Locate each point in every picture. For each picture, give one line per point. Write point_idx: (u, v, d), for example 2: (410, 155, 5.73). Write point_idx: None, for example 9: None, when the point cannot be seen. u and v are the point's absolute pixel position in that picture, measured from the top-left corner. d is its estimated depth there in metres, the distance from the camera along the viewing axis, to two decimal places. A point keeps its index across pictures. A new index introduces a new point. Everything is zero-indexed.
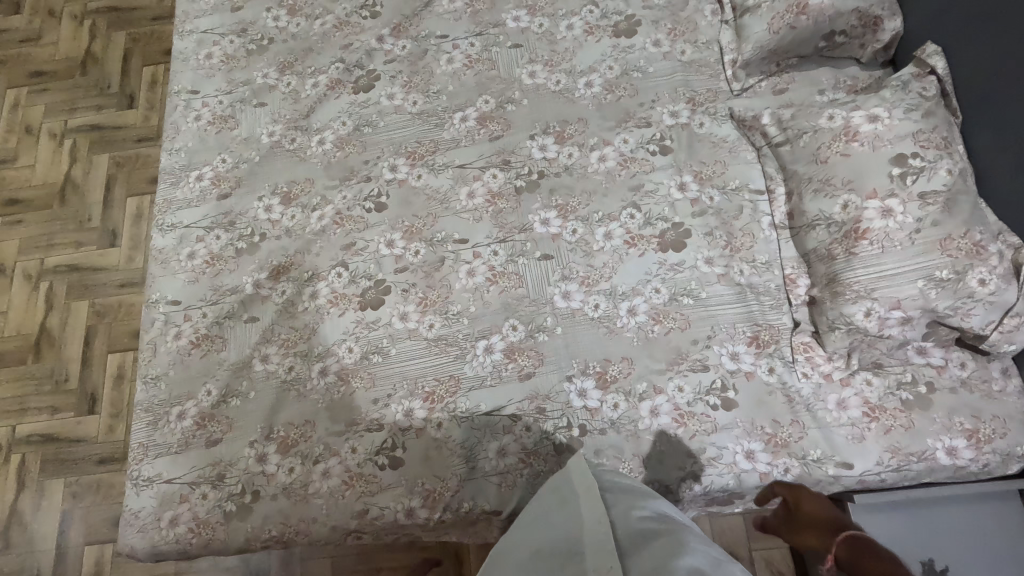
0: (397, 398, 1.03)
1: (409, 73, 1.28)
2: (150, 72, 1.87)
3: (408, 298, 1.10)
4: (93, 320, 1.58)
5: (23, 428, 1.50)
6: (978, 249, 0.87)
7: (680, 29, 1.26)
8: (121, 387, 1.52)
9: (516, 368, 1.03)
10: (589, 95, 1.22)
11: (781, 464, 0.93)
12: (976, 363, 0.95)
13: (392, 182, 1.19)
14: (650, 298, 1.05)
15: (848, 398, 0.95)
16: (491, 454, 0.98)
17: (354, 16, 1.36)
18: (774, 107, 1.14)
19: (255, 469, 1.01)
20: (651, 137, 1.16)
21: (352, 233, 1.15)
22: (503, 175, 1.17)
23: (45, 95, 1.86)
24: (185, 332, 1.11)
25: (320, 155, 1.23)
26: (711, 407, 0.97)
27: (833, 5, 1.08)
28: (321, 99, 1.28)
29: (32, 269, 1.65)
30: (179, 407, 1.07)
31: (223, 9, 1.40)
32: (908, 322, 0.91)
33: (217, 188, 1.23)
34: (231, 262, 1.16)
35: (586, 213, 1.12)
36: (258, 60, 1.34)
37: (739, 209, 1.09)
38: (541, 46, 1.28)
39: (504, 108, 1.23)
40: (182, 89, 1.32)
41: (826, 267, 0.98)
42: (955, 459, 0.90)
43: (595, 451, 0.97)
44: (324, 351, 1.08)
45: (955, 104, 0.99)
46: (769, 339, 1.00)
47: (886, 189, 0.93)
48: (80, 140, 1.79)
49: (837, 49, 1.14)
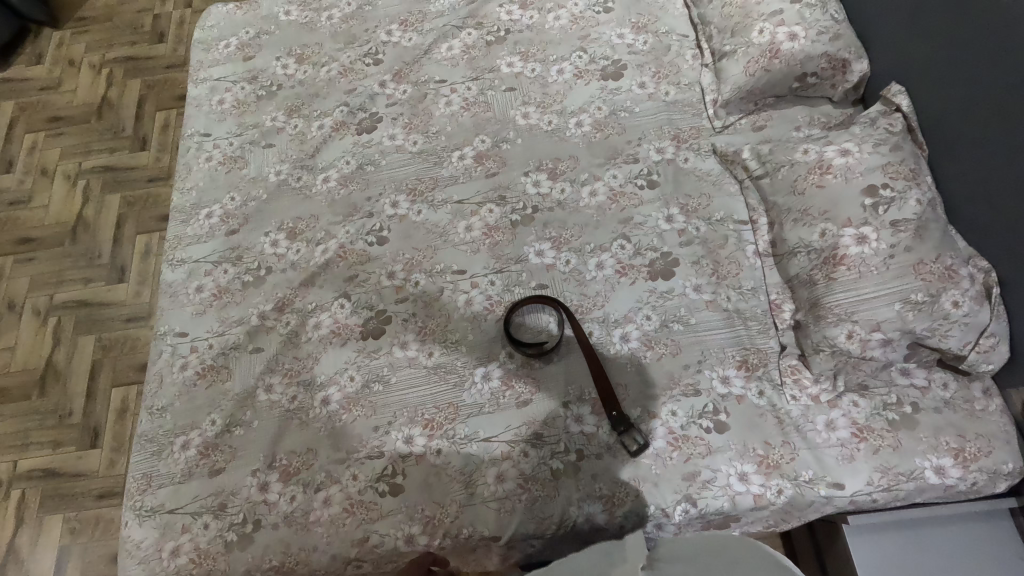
0: (397, 426, 1.06)
1: (409, 115, 1.36)
2: (163, 116, 1.97)
3: (407, 328, 1.13)
4: (99, 354, 1.61)
5: (24, 463, 1.50)
6: (950, 273, 0.92)
7: (664, 72, 1.35)
8: (123, 421, 1.53)
9: (513, 395, 1.06)
10: (579, 134, 1.29)
11: (774, 486, 0.95)
12: (957, 383, 0.98)
13: (393, 217, 1.25)
14: (642, 325, 1.09)
15: (836, 419, 0.98)
16: (489, 479, 1.00)
17: (358, 63, 1.45)
18: (754, 143, 1.21)
19: (256, 498, 1.03)
20: (639, 173, 1.23)
21: (354, 266, 1.20)
22: (499, 210, 1.23)
23: (61, 139, 1.95)
24: (192, 363, 1.14)
25: (325, 192, 1.30)
26: (705, 430, 0.99)
27: (804, 50, 1.18)
28: (326, 140, 1.36)
29: (42, 305, 1.69)
30: (183, 437, 1.09)
31: (235, 59, 1.49)
32: (888, 344, 0.95)
33: (226, 225, 1.28)
34: (238, 294, 1.20)
35: (578, 245, 1.17)
36: (267, 104, 1.42)
37: (724, 239, 1.15)
38: (534, 89, 1.36)
39: (500, 147, 1.30)
40: (194, 132, 1.40)
41: (808, 291, 1.03)
42: (944, 477, 0.92)
43: (591, 475, 0.99)
44: (326, 381, 1.11)
45: (920, 138, 1.06)
46: (758, 362, 1.04)
47: (859, 218, 0.99)
48: (93, 181, 1.86)
49: (810, 89, 1.23)
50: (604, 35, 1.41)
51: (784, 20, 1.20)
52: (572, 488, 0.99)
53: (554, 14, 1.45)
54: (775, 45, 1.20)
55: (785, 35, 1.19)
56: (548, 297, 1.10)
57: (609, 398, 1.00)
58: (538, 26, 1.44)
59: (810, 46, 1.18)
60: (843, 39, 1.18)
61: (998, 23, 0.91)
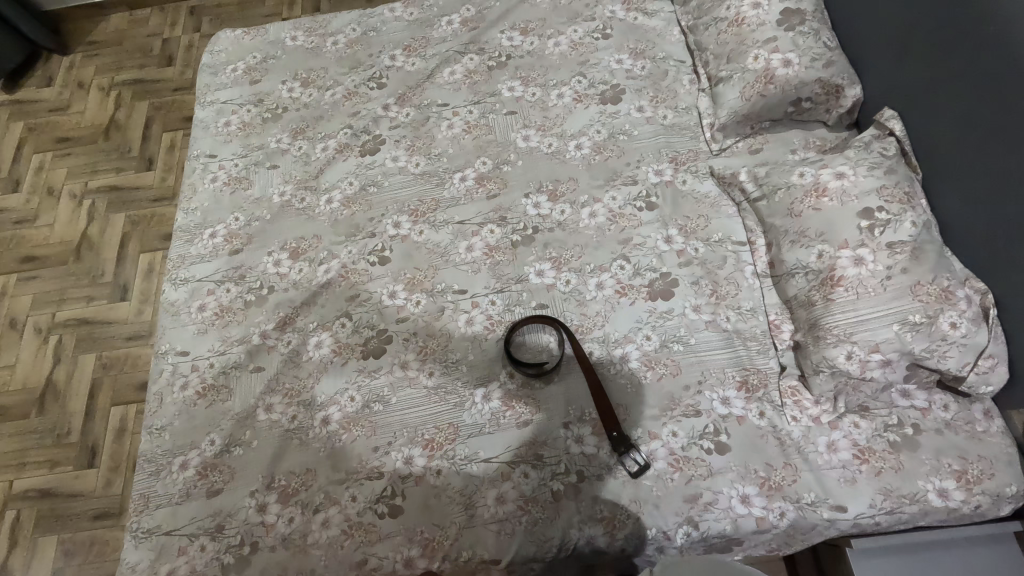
0: (397, 446, 1.05)
1: (411, 138, 1.39)
2: (169, 137, 2.00)
3: (408, 347, 1.14)
4: (99, 372, 1.61)
5: (20, 483, 1.49)
6: (947, 294, 0.93)
7: (661, 96, 1.38)
8: (122, 440, 1.53)
9: (514, 416, 1.06)
10: (579, 157, 1.31)
11: (776, 508, 0.94)
12: (957, 405, 0.98)
13: (395, 237, 1.26)
14: (642, 345, 1.09)
15: (837, 440, 0.98)
16: (489, 501, 0.99)
17: (362, 87, 1.48)
18: (751, 165, 1.23)
19: (254, 520, 1.02)
20: (638, 194, 1.25)
21: (356, 285, 1.21)
22: (500, 230, 1.24)
23: (68, 159, 1.98)
24: (192, 383, 1.15)
25: (328, 213, 1.31)
26: (706, 451, 0.99)
27: (798, 76, 1.21)
28: (330, 161, 1.38)
29: (44, 323, 1.69)
30: (182, 457, 1.08)
31: (242, 82, 1.52)
32: (887, 365, 0.95)
33: (229, 244, 1.29)
34: (240, 313, 1.21)
35: (578, 265, 1.18)
36: (272, 126, 1.45)
37: (722, 259, 1.16)
38: (534, 113, 1.39)
39: (501, 169, 1.32)
40: (201, 153, 1.42)
41: (807, 312, 1.03)
42: (947, 500, 0.92)
43: (592, 497, 0.99)
44: (326, 401, 1.11)
45: (914, 162, 1.08)
46: (758, 383, 1.04)
47: (856, 240, 1.00)
48: (99, 201, 1.88)
49: (805, 113, 1.25)
50: (603, 61, 1.44)
51: (778, 47, 1.24)
52: (572, 510, 0.98)
53: (554, 40, 1.49)
54: (770, 71, 1.23)
55: (779, 61, 1.22)
56: (549, 317, 1.11)
57: (610, 419, 1.01)
58: (539, 52, 1.48)
59: (804, 72, 1.21)
60: (836, 65, 1.21)
61: (997, 54, 0.93)
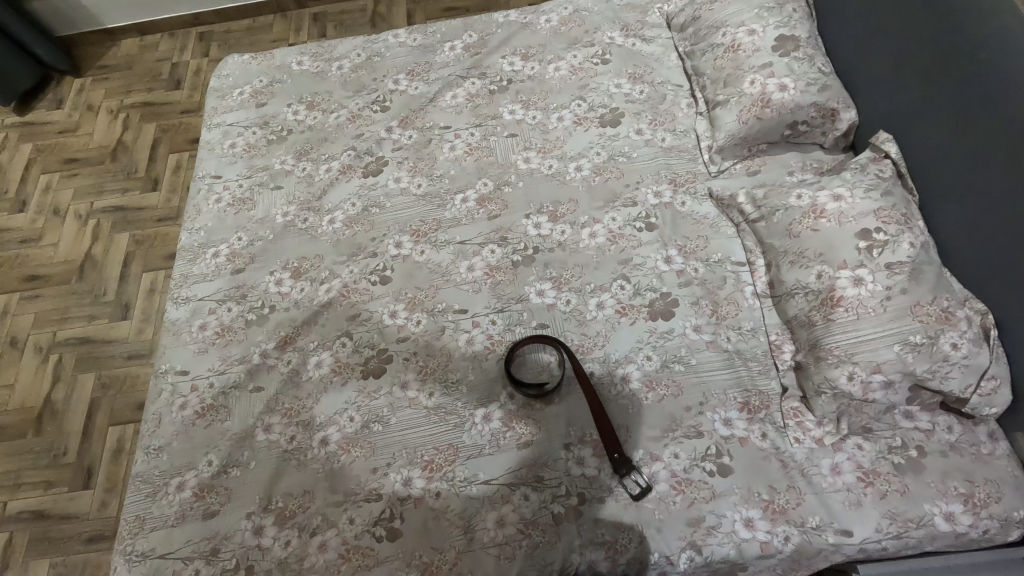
0: (396, 467, 1.04)
1: (414, 159, 1.41)
2: (175, 158, 2.03)
3: (408, 367, 1.14)
4: (98, 392, 1.60)
5: (14, 504, 1.47)
6: (947, 315, 0.93)
7: (660, 119, 1.40)
8: (118, 461, 1.51)
9: (514, 437, 1.05)
10: (579, 178, 1.33)
11: (780, 532, 0.92)
12: (962, 426, 0.97)
13: (397, 257, 1.27)
14: (643, 365, 1.09)
15: (840, 462, 0.97)
16: (489, 524, 0.98)
17: (366, 110, 1.51)
18: (749, 187, 1.24)
19: (250, 543, 1.00)
20: (637, 215, 1.26)
21: (357, 305, 1.22)
22: (501, 250, 1.25)
23: (75, 179, 2.00)
24: (191, 403, 1.14)
25: (330, 232, 1.32)
26: (708, 473, 0.98)
27: (794, 100, 1.23)
28: (333, 183, 1.40)
29: (45, 342, 1.69)
30: (179, 478, 1.07)
31: (248, 105, 1.55)
32: (890, 386, 0.95)
33: (232, 263, 1.30)
34: (241, 332, 1.21)
35: (578, 285, 1.19)
36: (277, 148, 1.47)
37: (722, 280, 1.16)
38: (535, 135, 1.41)
39: (502, 190, 1.34)
40: (206, 174, 1.44)
41: (807, 332, 1.04)
42: (954, 525, 0.90)
43: (594, 521, 0.97)
44: (325, 421, 1.10)
45: (910, 184, 1.09)
46: (759, 404, 1.03)
47: (855, 260, 1.01)
48: (103, 220, 1.90)
49: (801, 136, 1.28)
50: (602, 85, 1.47)
51: (774, 72, 1.26)
52: (574, 533, 0.96)
53: (554, 65, 1.52)
54: (766, 95, 1.25)
55: (775, 85, 1.25)
56: (549, 336, 1.11)
57: (611, 440, 1.00)
58: (539, 76, 1.51)
59: (800, 96, 1.23)
60: (831, 90, 1.23)
61: (993, 80, 0.94)
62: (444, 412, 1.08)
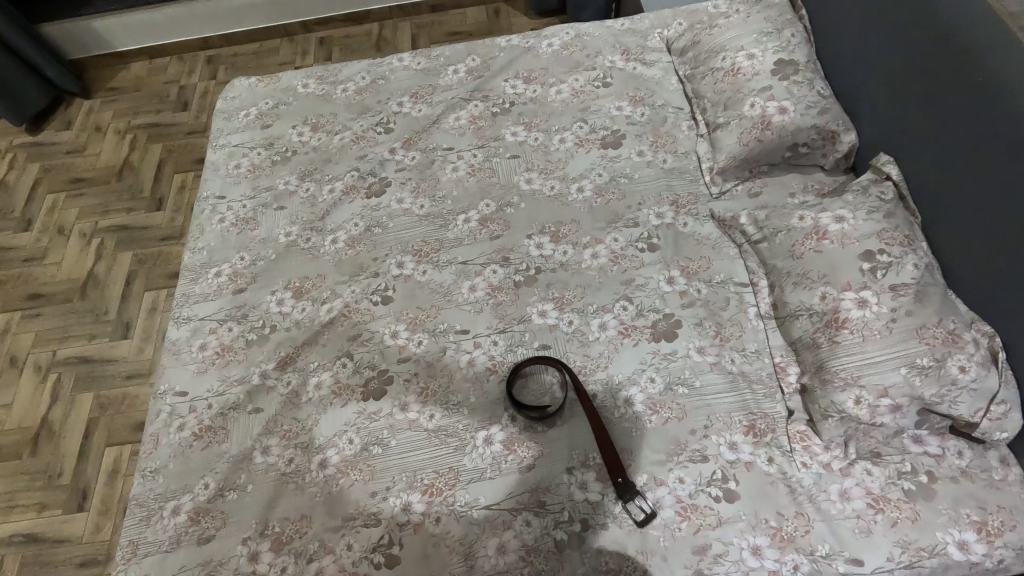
0: (395, 491, 1.02)
1: (417, 180, 1.42)
2: (180, 178, 2.05)
3: (409, 389, 1.12)
4: (95, 413, 1.59)
5: (6, 528, 1.44)
6: (954, 337, 0.92)
7: (661, 141, 1.41)
8: (114, 483, 1.49)
9: (515, 460, 1.03)
10: (581, 199, 1.34)
11: (790, 561, 0.90)
12: (972, 451, 0.95)
13: (398, 277, 1.27)
14: (646, 388, 1.07)
15: (850, 488, 0.95)
16: (490, 551, 0.96)
17: (370, 131, 1.53)
18: (750, 209, 1.25)
19: (245, 569, 0.98)
20: (639, 236, 1.26)
21: (358, 325, 1.21)
22: (502, 271, 1.25)
23: (80, 199, 2.02)
24: (188, 424, 1.12)
25: (333, 252, 1.33)
26: (714, 498, 0.96)
27: (794, 122, 1.24)
28: (336, 203, 1.40)
29: (44, 361, 1.69)
30: (174, 501, 1.05)
31: (254, 126, 1.57)
32: (897, 410, 0.94)
33: (234, 283, 1.30)
34: (241, 352, 1.20)
35: (581, 305, 1.18)
36: (281, 169, 1.48)
37: (725, 301, 1.16)
38: (537, 156, 1.42)
39: (504, 211, 1.34)
40: (210, 194, 1.45)
41: (812, 354, 1.03)
42: (969, 554, 0.87)
43: (597, 548, 0.95)
44: (324, 443, 1.08)
45: (912, 207, 1.09)
46: (766, 428, 1.02)
47: (858, 282, 1.00)
48: (107, 240, 1.91)
49: (802, 158, 1.28)
50: (604, 108, 1.48)
51: (774, 95, 1.28)
52: (577, 561, 0.94)
53: (556, 88, 1.54)
54: (766, 118, 1.26)
55: (775, 109, 1.26)
56: (551, 357, 1.10)
57: (613, 464, 0.98)
58: (541, 99, 1.53)
59: (800, 118, 1.24)
60: (831, 113, 1.25)
61: (989, 101, 0.95)
62: (445, 436, 1.07)
